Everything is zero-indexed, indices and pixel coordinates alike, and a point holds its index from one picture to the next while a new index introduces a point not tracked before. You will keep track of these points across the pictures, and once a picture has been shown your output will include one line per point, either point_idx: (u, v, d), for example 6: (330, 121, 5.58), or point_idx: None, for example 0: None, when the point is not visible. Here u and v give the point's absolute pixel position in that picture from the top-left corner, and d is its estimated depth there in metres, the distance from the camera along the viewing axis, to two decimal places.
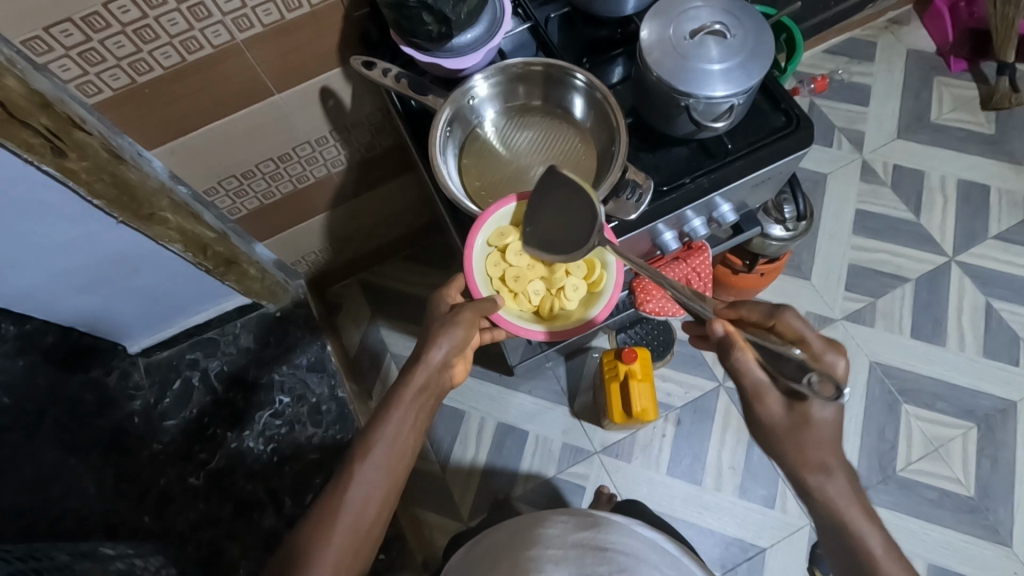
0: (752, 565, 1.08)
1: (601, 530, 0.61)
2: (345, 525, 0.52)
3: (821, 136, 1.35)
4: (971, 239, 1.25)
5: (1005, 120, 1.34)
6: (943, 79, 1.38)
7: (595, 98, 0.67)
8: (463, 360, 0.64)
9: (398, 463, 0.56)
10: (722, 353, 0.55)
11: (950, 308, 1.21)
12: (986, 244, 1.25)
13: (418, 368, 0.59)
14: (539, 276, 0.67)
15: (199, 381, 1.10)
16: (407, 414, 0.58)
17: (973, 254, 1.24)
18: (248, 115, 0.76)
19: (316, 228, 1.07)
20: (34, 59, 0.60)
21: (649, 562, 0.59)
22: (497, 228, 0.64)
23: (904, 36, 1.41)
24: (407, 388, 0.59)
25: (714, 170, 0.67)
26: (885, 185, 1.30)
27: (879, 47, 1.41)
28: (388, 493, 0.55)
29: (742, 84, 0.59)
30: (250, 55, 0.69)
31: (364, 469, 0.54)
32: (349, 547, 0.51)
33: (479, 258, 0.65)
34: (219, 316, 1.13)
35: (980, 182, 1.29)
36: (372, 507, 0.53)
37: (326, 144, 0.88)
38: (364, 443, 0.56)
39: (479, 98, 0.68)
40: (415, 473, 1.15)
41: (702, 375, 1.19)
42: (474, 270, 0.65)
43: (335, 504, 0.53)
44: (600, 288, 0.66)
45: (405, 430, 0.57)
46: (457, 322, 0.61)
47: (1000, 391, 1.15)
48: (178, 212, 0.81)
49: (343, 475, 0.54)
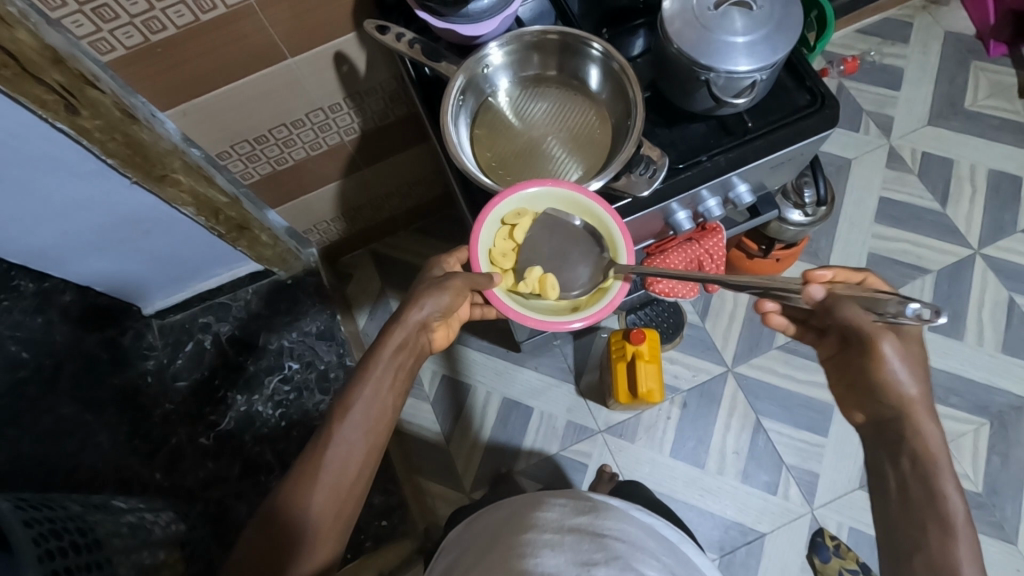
0: (751, 549, 1.08)
1: (598, 515, 0.60)
2: (325, 483, 0.52)
3: (847, 119, 1.30)
4: (999, 232, 1.21)
5: None
6: (980, 64, 1.32)
7: (612, 69, 0.65)
8: (444, 326, 0.65)
9: (377, 422, 0.56)
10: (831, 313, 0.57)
11: (971, 301, 1.18)
12: (1013, 237, 1.21)
13: (395, 326, 0.60)
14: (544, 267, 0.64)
15: (210, 344, 1.12)
16: (385, 374, 0.58)
17: (1000, 248, 1.21)
18: (261, 78, 0.76)
19: (328, 197, 1.06)
20: (47, 14, 0.59)
21: (647, 549, 0.58)
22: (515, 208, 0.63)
23: (942, 18, 1.36)
24: (384, 346, 0.59)
25: (733, 148, 0.65)
26: (911, 172, 1.26)
27: (915, 28, 1.35)
28: (368, 452, 0.55)
29: (766, 58, 0.57)
30: (263, 16, 0.67)
31: (343, 428, 0.54)
32: (330, 503, 0.52)
33: (490, 229, 0.62)
34: (231, 282, 1.12)
35: (1012, 173, 1.25)
36: (353, 464, 0.54)
37: (339, 111, 0.87)
38: (344, 402, 0.56)
39: (493, 68, 0.67)
40: (420, 443, 1.17)
41: (711, 359, 1.18)
42: (478, 242, 0.62)
43: (316, 461, 0.53)
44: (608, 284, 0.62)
45: (383, 387, 0.58)
46: (445, 288, 0.60)
47: (1017, 388, 1.13)
48: (189, 173, 0.80)
49: (324, 433, 0.54)
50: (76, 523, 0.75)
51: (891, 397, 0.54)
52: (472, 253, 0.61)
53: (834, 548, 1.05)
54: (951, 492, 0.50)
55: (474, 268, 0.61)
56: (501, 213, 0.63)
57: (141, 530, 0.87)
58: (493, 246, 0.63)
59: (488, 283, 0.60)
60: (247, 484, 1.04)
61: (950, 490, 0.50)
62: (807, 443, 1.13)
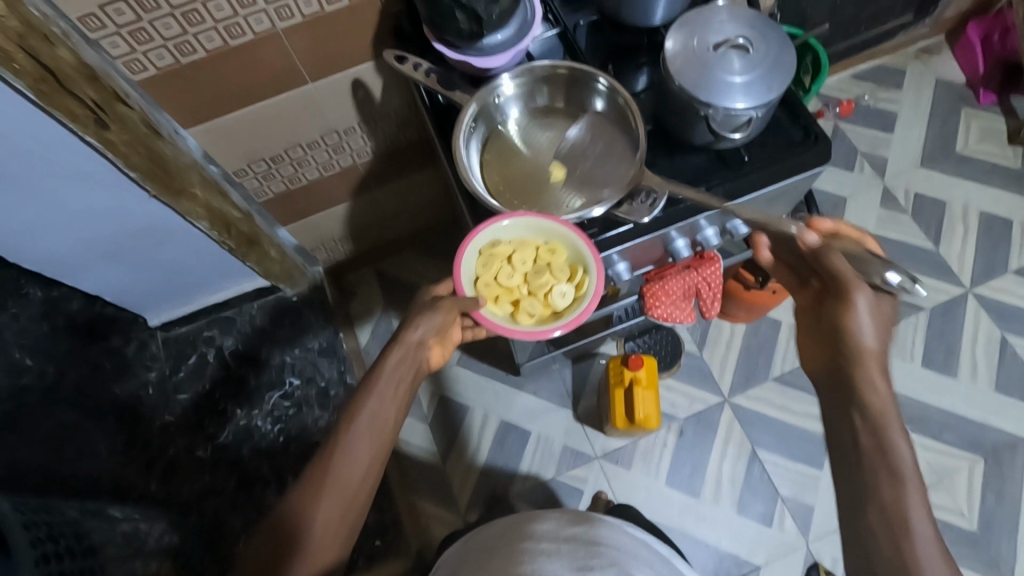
0: None
1: (593, 525, 0.64)
2: (331, 489, 0.53)
3: (843, 159, 1.35)
4: (990, 272, 1.24)
5: None
6: (971, 110, 1.37)
7: (617, 103, 0.69)
8: (440, 345, 0.67)
9: (382, 429, 0.58)
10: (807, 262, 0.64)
11: (964, 339, 1.20)
12: (1005, 278, 1.24)
13: (396, 346, 0.63)
14: (524, 277, 0.65)
15: (213, 357, 1.13)
16: (388, 383, 0.60)
17: (992, 287, 1.23)
18: (281, 101, 0.79)
19: (337, 216, 1.09)
20: (87, 35, 0.63)
21: (640, 558, 0.62)
22: (490, 236, 0.65)
23: (934, 65, 1.41)
24: (386, 361, 0.61)
25: (730, 181, 0.68)
26: (905, 212, 1.30)
27: (908, 75, 1.41)
28: (373, 458, 0.56)
29: (761, 97, 0.60)
30: (287, 43, 0.72)
31: (350, 435, 0.56)
32: (337, 509, 0.53)
33: (470, 258, 0.65)
34: (238, 296, 1.14)
35: (1003, 216, 1.28)
36: (358, 471, 0.55)
37: (354, 135, 0.91)
38: (348, 413, 0.58)
39: (503, 98, 0.70)
40: (417, 462, 1.17)
41: (708, 388, 1.19)
42: (461, 273, 0.65)
43: (320, 471, 0.54)
44: (585, 289, 0.64)
45: (386, 399, 0.59)
46: (437, 308, 0.64)
47: (1011, 426, 1.14)
48: (207, 189, 0.83)
49: (330, 443, 0.56)
50: (73, 529, 0.76)
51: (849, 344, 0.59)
52: (457, 284, 0.65)
53: None
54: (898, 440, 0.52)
55: (460, 295, 0.65)
56: (479, 243, 0.65)
57: (135, 539, 0.91)
58: (476, 275, 0.65)
59: (474, 307, 0.63)
60: (244, 497, 1.04)
61: (900, 443, 0.52)
62: (803, 475, 1.13)
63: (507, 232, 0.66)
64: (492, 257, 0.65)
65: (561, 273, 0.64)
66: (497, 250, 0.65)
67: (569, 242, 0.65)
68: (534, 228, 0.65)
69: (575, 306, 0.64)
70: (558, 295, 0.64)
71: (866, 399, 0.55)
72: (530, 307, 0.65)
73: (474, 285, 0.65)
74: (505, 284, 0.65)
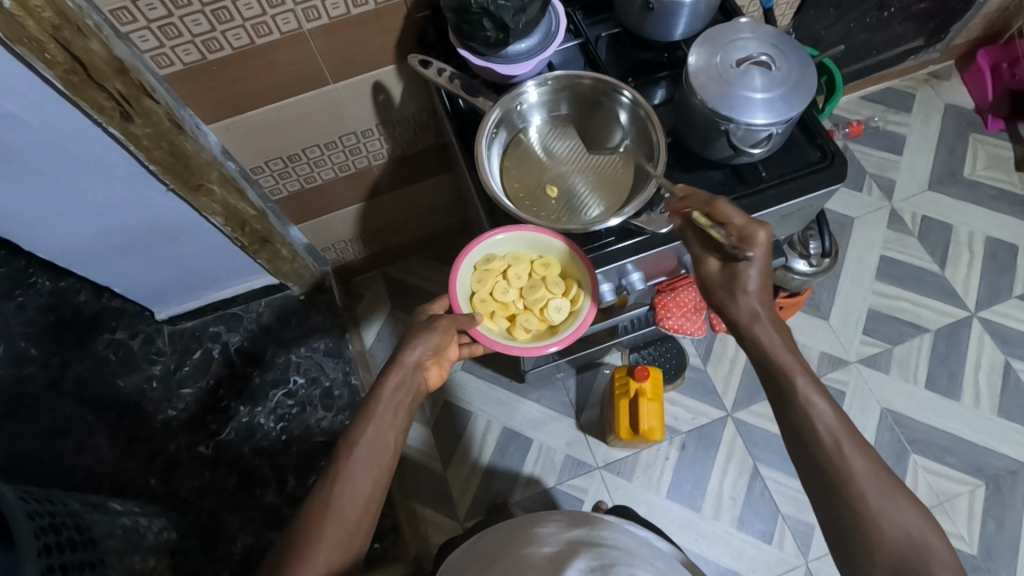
0: None
1: (594, 527, 0.65)
2: (333, 522, 0.53)
3: (851, 180, 1.36)
4: (995, 297, 1.25)
5: None
6: (979, 136, 1.39)
7: (638, 116, 0.70)
8: (438, 364, 0.66)
9: (382, 458, 0.58)
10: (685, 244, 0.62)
11: (967, 363, 1.20)
12: (1009, 303, 1.24)
13: (393, 368, 0.62)
14: (518, 292, 0.69)
15: (218, 353, 1.12)
16: (386, 409, 0.60)
17: (996, 312, 1.24)
18: (302, 102, 0.80)
19: (349, 218, 1.10)
20: (118, 28, 0.63)
21: (643, 556, 0.62)
22: (486, 253, 0.70)
23: (944, 91, 1.43)
24: (384, 385, 0.61)
25: (745, 196, 0.69)
26: (911, 234, 1.30)
27: (917, 99, 1.42)
28: (375, 485, 0.56)
29: (782, 114, 0.61)
30: (313, 44, 0.72)
31: (349, 466, 0.56)
32: (339, 542, 0.53)
33: (467, 274, 0.69)
34: (246, 293, 1.14)
35: (1009, 242, 1.29)
36: (359, 500, 0.55)
37: (371, 137, 0.91)
38: (347, 441, 0.57)
39: (525, 106, 0.71)
40: (418, 466, 1.17)
41: (711, 403, 1.20)
42: (458, 290, 0.68)
43: (321, 503, 0.54)
44: (579, 304, 0.68)
45: (385, 425, 0.59)
46: (434, 328, 0.65)
47: (1012, 452, 1.14)
48: (225, 186, 0.84)
49: (329, 473, 0.56)
50: (74, 521, 0.75)
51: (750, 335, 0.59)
52: (454, 301, 0.68)
53: None
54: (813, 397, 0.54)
55: (456, 312, 0.67)
56: (475, 260, 0.69)
57: (135, 534, 0.91)
58: (472, 291, 0.69)
59: (472, 322, 0.66)
60: (244, 496, 1.03)
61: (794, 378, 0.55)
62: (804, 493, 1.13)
63: (500, 249, 0.70)
64: (487, 273, 0.69)
65: (555, 287, 0.69)
66: (492, 266, 0.69)
67: (562, 257, 0.70)
68: (527, 245, 0.70)
69: (568, 320, 0.68)
70: (552, 309, 0.68)
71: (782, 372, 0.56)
72: (526, 322, 0.69)
73: (470, 302, 0.69)
74: (500, 299, 0.69)
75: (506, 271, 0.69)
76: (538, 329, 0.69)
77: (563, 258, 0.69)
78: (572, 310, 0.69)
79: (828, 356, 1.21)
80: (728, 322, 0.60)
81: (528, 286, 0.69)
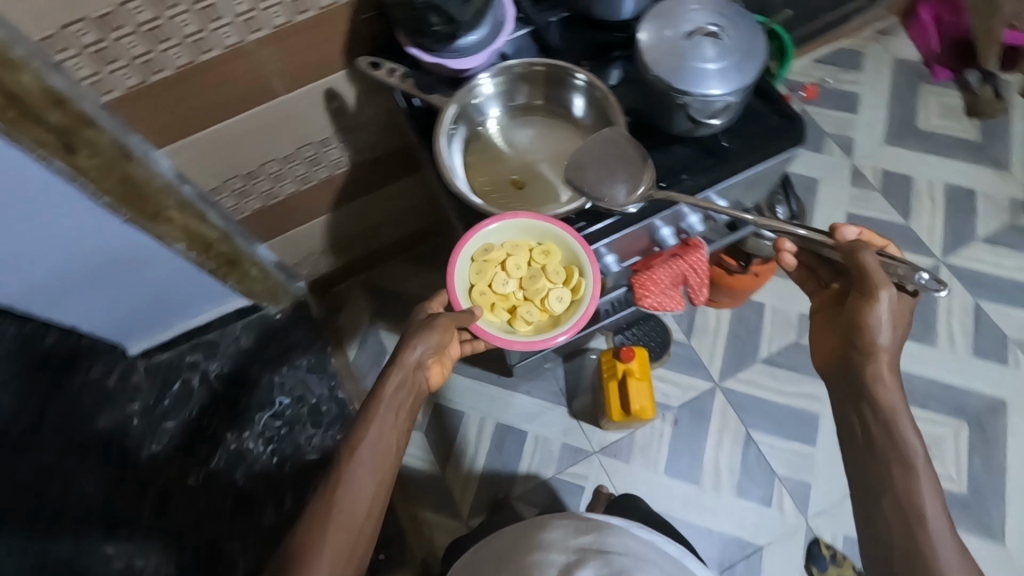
0: (750, 564, 1.09)
1: (601, 533, 0.66)
2: (336, 524, 0.57)
3: (811, 141, 1.38)
4: (959, 242, 1.28)
5: (990, 126, 1.37)
6: (929, 87, 1.42)
7: (596, 98, 0.70)
8: (439, 363, 0.68)
9: (383, 461, 0.61)
10: (850, 249, 0.66)
11: (940, 309, 1.23)
12: (974, 247, 1.28)
13: (395, 369, 0.64)
14: (520, 283, 0.68)
15: (199, 383, 1.10)
16: (387, 413, 0.63)
17: (962, 256, 1.27)
18: (255, 116, 0.78)
19: (317, 230, 1.08)
20: (50, 57, 0.60)
21: (649, 561, 0.64)
22: (483, 243, 0.68)
23: (891, 46, 1.45)
24: (385, 389, 0.64)
25: (711, 168, 0.69)
26: (874, 189, 1.33)
27: (867, 56, 1.45)
28: (377, 487, 0.60)
29: (736, 82, 0.61)
30: (259, 56, 0.71)
31: (352, 468, 0.59)
32: (342, 543, 0.56)
33: (463, 265, 0.67)
34: (220, 318, 1.12)
35: (967, 188, 1.33)
36: (362, 502, 0.58)
37: (329, 146, 0.90)
38: (351, 445, 0.61)
39: (483, 96, 0.70)
40: (416, 473, 1.16)
41: (700, 375, 1.21)
42: (456, 283, 0.67)
43: (326, 505, 0.57)
44: (580, 295, 0.67)
45: (387, 429, 0.62)
46: (434, 327, 0.65)
47: (991, 390, 1.17)
48: (187, 212, 0.82)
49: (334, 476, 0.59)
50: None
51: (870, 339, 0.65)
52: (452, 296, 0.67)
53: (832, 558, 1.07)
54: (908, 430, 0.61)
55: (455, 309, 0.67)
56: (471, 251, 0.67)
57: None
58: (471, 283, 0.68)
59: (469, 318, 0.65)
60: (240, 520, 1.02)
61: (909, 435, 0.61)
62: (798, 454, 1.15)
63: (497, 238, 0.68)
64: (486, 265, 0.68)
65: (555, 276, 0.67)
66: (491, 256, 0.68)
67: (561, 244, 0.68)
68: (525, 233, 0.68)
69: (570, 311, 0.68)
70: (553, 300, 0.67)
71: (878, 397, 0.64)
72: (527, 314, 0.68)
73: (469, 294, 0.68)
74: (500, 292, 0.68)
75: (506, 260, 0.67)
76: (539, 320, 0.69)
77: (562, 244, 0.67)
78: (573, 299, 0.68)
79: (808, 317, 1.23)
80: (861, 346, 0.65)
81: (532, 276, 0.67)
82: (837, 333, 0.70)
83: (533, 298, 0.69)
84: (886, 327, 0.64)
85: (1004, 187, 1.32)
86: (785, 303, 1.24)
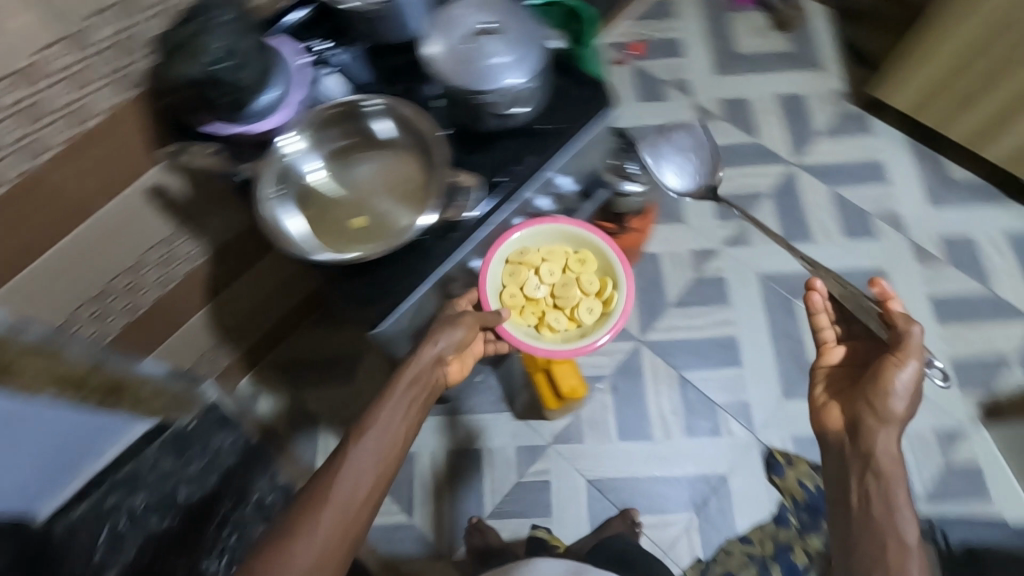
0: (720, 497, 1.13)
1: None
2: (333, 501, 0.63)
3: (652, 92, 1.46)
4: (802, 142, 1.40)
5: (794, 33, 1.51)
6: (734, 14, 1.53)
7: (404, 117, 0.71)
8: (458, 361, 0.78)
9: (389, 451, 0.67)
10: (908, 336, 0.76)
11: (804, 205, 1.34)
12: (814, 142, 1.40)
13: (412, 362, 0.72)
14: (551, 289, 0.86)
15: (128, 526, 0.96)
16: (399, 404, 0.70)
17: (808, 153, 1.39)
18: (82, 235, 0.74)
19: (195, 328, 1.03)
20: None
21: None
22: (518, 248, 0.86)
23: None
24: (398, 383, 0.71)
25: (538, 149, 0.72)
26: (720, 118, 1.43)
27: (674, 3, 1.55)
28: (377, 475, 0.66)
29: (526, 69, 0.65)
30: (56, 174, 0.67)
31: (357, 450, 0.66)
32: (337, 519, 0.62)
33: (496, 266, 0.85)
34: (131, 448, 0.98)
35: (794, 92, 1.45)
36: (361, 489, 0.64)
37: (178, 242, 0.88)
38: (361, 427, 0.68)
39: (293, 154, 0.70)
40: (384, 529, 1.14)
41: (620, 338, 1.24)
42: (489, 282, 0.84)
43: (327, 483, 0.64)
44: (611, 307, 0.85)
45: (396, 420, 0.69)
46: (460, 323, 0.75)
47: (869, 262, 1.28)
48: (35, 357, 0.71)
49: (339, 456, 0.66)
50: None
51: (890, 402, 0.74)
52: (483, 295, 0.83)
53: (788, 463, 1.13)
54: (906, 520, 0.69)
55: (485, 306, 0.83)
56: (506, 254, 0.85)
57: None
58: (502, 285, 0.86)
59: (499, 318, 0.79)
60: None
61: (900, 513, 0.70)
62: (728, 377, 1.21)
63: (529, 243, 0.88)
64: (519, 267, 0.86)
65: (588, 287, 0.86)
66: (518, 265, 0.86)
67: (594, 255, 0.88)
68: (562, 241, 0.89)
69: (598, 323, 0.85)
70: (583, 310, 0.85)
71: (880, 463, 0.72)
72: (556, 320, 0.86)
73: (499, 297, 0.86)
74: (526, 299, 0.86)
75: (538, 269, 0.87)
76: (567, 329, 0.87)
77: (596, 255, 0.88)
78: (602, 312, 0.86)
79: (698, 252, 1.30)
80: (879, 415, 0.74)
81: (563, 289, 0.86)
82: (851, 388, 0.80)
83: (564, 308, 0.86)
84: (903, 398, 0.73)
85: (823, 82, 1.45)
86: (674, 247, 1.31)
